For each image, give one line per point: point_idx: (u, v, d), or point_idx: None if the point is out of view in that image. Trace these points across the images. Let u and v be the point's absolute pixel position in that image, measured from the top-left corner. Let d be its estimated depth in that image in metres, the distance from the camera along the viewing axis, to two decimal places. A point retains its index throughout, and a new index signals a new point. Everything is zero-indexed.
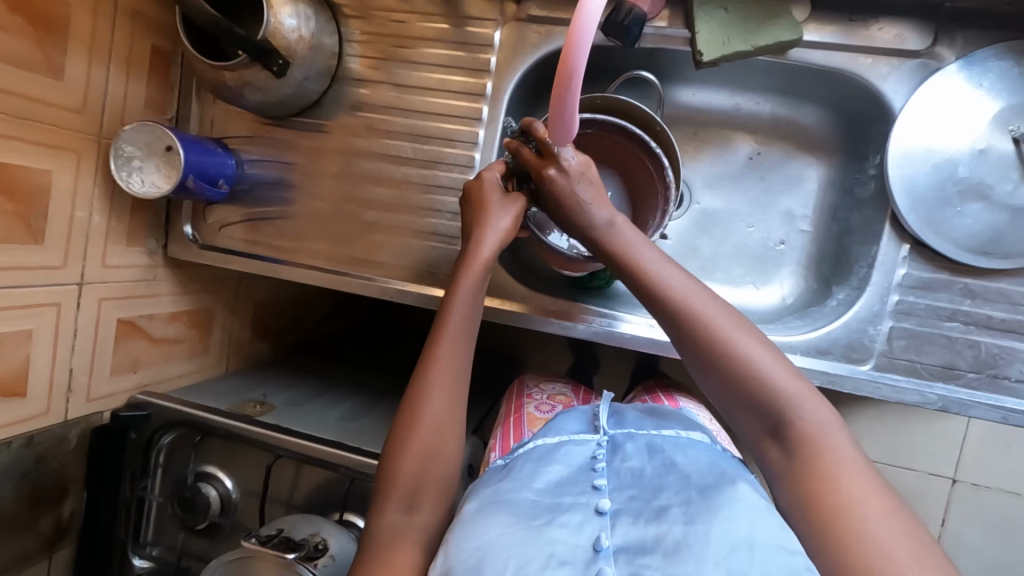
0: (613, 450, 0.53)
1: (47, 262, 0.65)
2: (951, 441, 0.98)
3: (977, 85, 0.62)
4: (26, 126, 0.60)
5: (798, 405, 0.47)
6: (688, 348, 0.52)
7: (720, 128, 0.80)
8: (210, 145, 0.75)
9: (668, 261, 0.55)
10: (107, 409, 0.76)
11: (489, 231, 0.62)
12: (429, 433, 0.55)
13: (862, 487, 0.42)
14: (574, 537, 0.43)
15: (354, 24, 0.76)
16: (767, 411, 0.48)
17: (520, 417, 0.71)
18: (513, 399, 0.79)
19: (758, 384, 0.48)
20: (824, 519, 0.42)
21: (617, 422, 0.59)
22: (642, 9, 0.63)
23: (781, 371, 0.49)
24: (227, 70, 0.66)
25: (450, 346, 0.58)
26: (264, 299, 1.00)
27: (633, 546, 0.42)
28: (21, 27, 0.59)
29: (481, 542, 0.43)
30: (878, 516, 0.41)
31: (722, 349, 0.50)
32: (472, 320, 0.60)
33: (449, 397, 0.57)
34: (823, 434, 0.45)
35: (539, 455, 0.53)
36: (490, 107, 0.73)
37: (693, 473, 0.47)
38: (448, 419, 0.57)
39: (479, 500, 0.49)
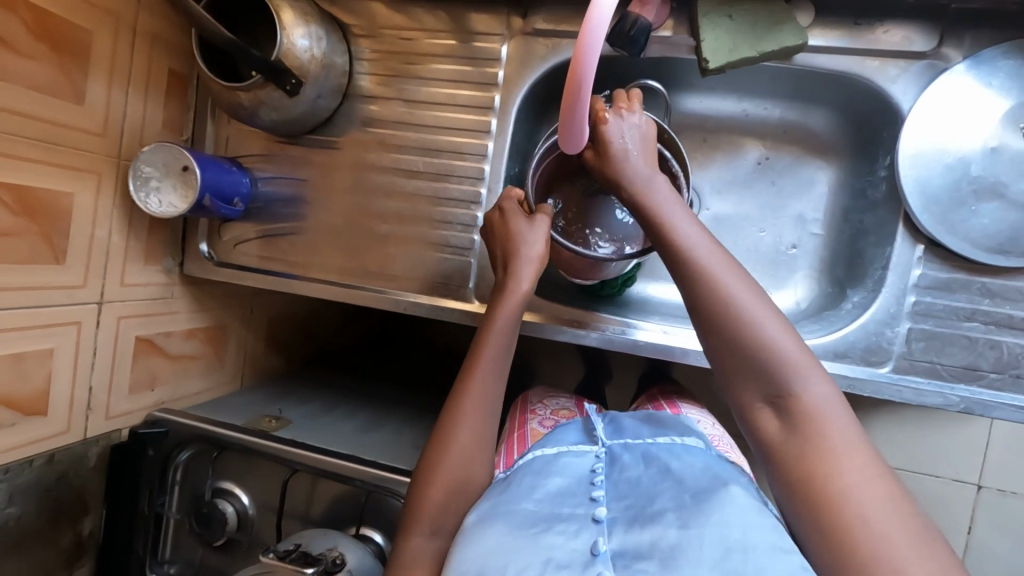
0: (611, 462, 0.52)
1: (69, 281, 0.66)
2: (974, 446, 0.96)
3: (987, 83, 0.62)
4: (49, 149, 0.62)
5: (805, 379, 0.46)
6: (697, 311, 0.50)
7: (728, 134, 0.81)
8: (225, 164, 0.76)
9: (689, 219, 0.53)
10: (126, 426, 0.77)
11: (523, 262, 0.62)
12: (457, 463, 0.56)
13: (859, 468, 0.43)
14: (570, 542, 0.44)
15: (364, 43, 0.77)
16: (772, 380, 0.47)
17: (524, 434, 0.70)
18: (516, 414, 0.76)
19: (768, 354, 0.47)
20: (820, 503, 0.42)
21: (615, 432, 0.58)
22: (647, 18, 0.64)
23: (794, 345, 0.47)
24: (242, 91, 0.68)
25: (482, 377, 0.60)
26: (278, 314, 1.01)
27: (630, 551, 0.42)
28: (45, 55, 0.61)
29: (480, 553, 0.44)
30: (876, 500, 0.41)
31: (734, 316, 0.48)
32: (506, 351, 0.62)
33: (478, 428, 0.58)
34: (825, 411, 0.45)
35: (538, 466, 0.53)
36: (499, 120, 0.74)
37: (688, 478, 0.47)
38: (476, 449, 0.58)
39: (480, 512, 0.49)
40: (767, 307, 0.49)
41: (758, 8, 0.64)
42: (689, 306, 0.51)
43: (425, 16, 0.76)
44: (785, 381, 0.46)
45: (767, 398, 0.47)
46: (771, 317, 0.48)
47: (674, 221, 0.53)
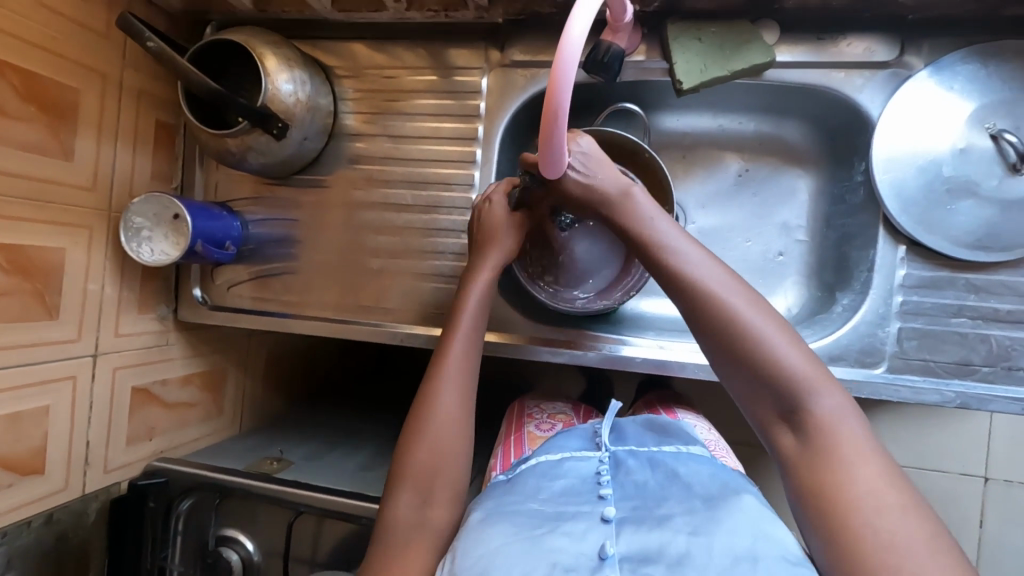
0: (617, 466, 0.53)
1: (63, 337, 0.66)
2: (977, 438, 0.97)
3: (949, 88, 0.64)
4: (40, 208, 0.63)
5: (819, 393, 0.46)
6: (705, 331, 0.50)
7: (707, 149, 0.83)
8: (215, 209, 0.77)
9: (687, 239, 0.53)
10: (125, 478, 0.76)
11: (492, 252, 0.64)
12: (437, 434, 0.56)
13: (875, 479, 0.43)
14: (576, 545, 0.43)
15: (348, 83, 0.79)
16: (786, 395, 0.47)
17: (521, 436, 0.70)
18: (512, 419, 0.76)
19: (779, 371, 0.47)
20: (833, 513, 0.42)
21: (618, 438, 0.58)
22: (620, 45, 0.66)
23: (805, 360, 0.47)
24: (229, 137, 0.69)
25: (458, 350, 0.60)
26: (274, 354, 1.01)
27: (636, 554, 0.42)
28: (35, 116, 0.62)
29: (483, 553, 0.43)
30: (893, 510, 0.41)
31: (743, 335, 0.48)
32: (474, 349, 0.61)
33: (458, 400, 0.58)
34: (840, 423, 0.45)
35: (541, 470, 0.53)
36: (483, 150, 0.76)
37: (697, 484, 0.48)
38: (455, 420, 0.58)
39: (485, 509, 0.49)
40: (774, 322, 0.49)
41: (724, 30, 0.67)
42: (697, 327, 0.51)
43: (405, 54, 0.78)
44: (798, 396, 0.46)
45: (782, 413, 0.47)
46: (779, 331, 0.48)
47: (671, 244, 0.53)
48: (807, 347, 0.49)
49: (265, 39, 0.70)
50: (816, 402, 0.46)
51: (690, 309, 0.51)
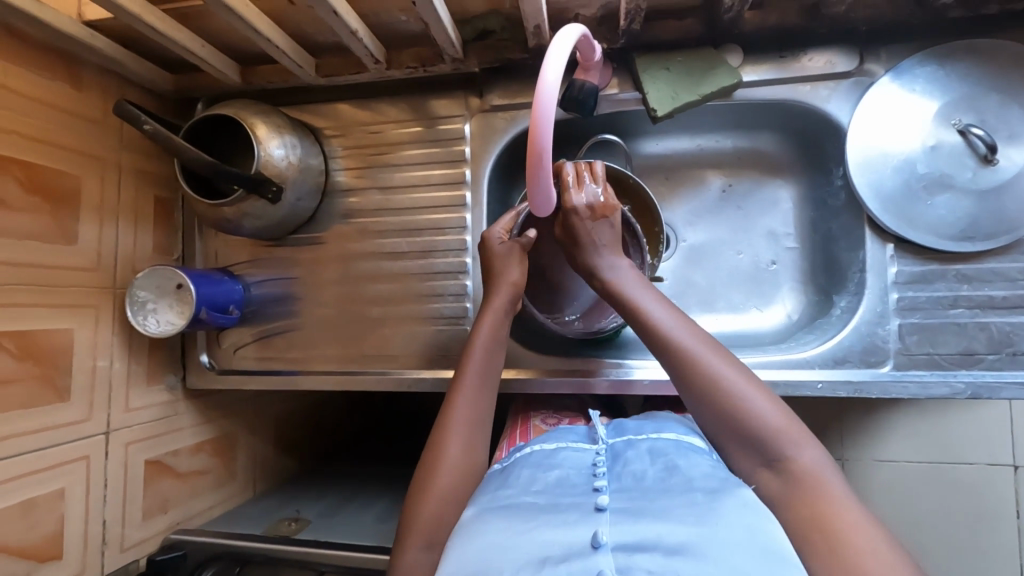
0: (615, 459, 0.54)
1: (74, 417, 0.66)
2: (999, 426, 0.95)
3: (911, 89, 0.67)
4: (47, 292, 0.64)
5: (797, 445, 0.47)
6: (685, 386, 0.52)
7: (689, 168, 0.85)
8: (217, 275, 0.78)
9: (665, 301, 0.57)
10: (142, 555, 0.75)
11: (501, 284, 0.65)
12: (452, 474, 0.56)
13: (860, 522, 0.43)
14: (568, 535, 0.42)
15: (336, 142, 0.82)
16: (766, 445, 0.48)
17: (527, 428, 0.75)
18: (518, 415, 0.81)
19: (757, 421, 0.49)
20: (822, 546, 0.41)
21: (617, 431, 0.60)
22: (592, 82, 0.69)
23: (782, 413, 0.49)
24: (226, 206, 0.71)
25: (471, 386, 0.61)
26: (283, 414, 1.01)
27: (632, 542, 0.41)
28: (38, 205, 0.64)
29: (479, 549, 0.43)
30: (879, 550, 0.41)
31: (721, 389, 0.50)
32: (485, 391, 0.62)
33: (471, 441, 0.59)
34: (818, 471, 0.46)
35: (536, 460, 0.55)
36: (472, 192, 0.78)
37: (697, 476, 0.48)
38: (471, 460, 0.58)
39: (478, 507, 0.49)
40: (751, 378, 0.52)
41: (690, 57, 0.70)
42: (678, 382, 0.53)
43: (388, 109, 0.81)
44: (778, 445, 0.48)
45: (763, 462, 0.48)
46: (757, 387, 0.51)
47: (650, 305, 0.56)
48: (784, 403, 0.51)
49: (254, 110, 0.73)
50: (795, 452, 0.47)
51: (671, 366, 0.53)
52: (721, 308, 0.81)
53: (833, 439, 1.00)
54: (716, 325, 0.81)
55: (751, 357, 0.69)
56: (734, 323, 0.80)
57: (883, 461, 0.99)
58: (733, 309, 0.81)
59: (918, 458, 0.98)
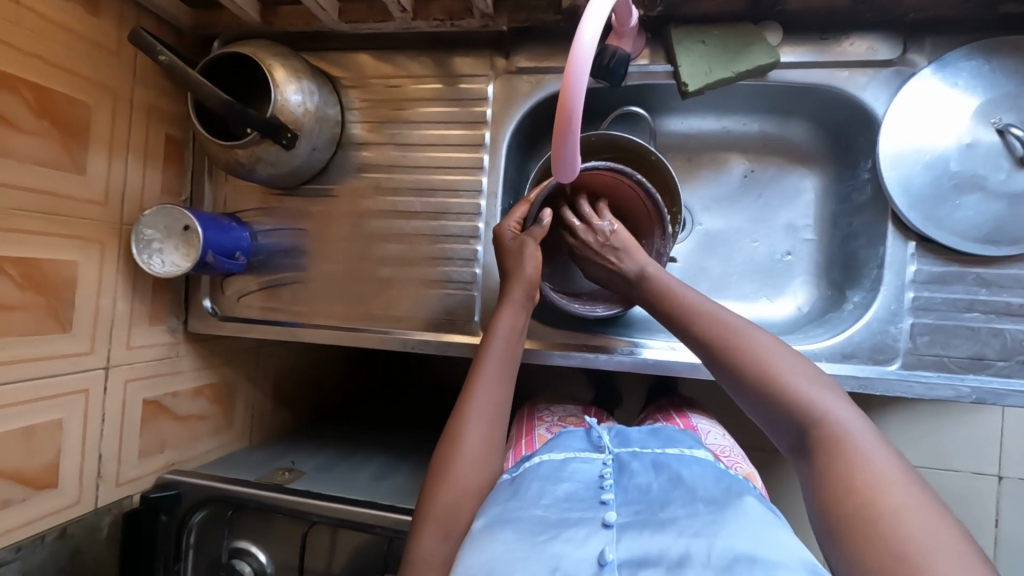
0: (621, 470, 0.55)
1: (75, 349, 0.66)
2: (990, 436, 0.96)
3: (953, 84, 0.65)
4: (54, 221, 0.63)
5: (830, 414, 0.47)
6: (715, 364, 0.54)
7: (713, 151, 0.83)
8: (225, 221, 0.77)
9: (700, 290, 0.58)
10: (137, 492, 0.75)
11: (517, 284, 0.65)
12: (471, 464, 0.57)
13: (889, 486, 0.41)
14: (577, 551, 0.44)
15: (354, 94, 0.80)
16: (797, 418, 0.48)
17: (532, 438, 0.72)
18: (523, 421, 0.79)
19: (788, 393, 0.49)
20: (849, 518, 0.41)
21: (622, 440, 0.60)
22: (625, 50, 0.67)
23: (815, 385, 0.49)
24: (239, 149, 0.69)
25: (488, 378, 0.61)
26: (283, 367, 1.01)
27: (636, 557, 0.43)
28: (47, 130, 0.62)
29: (489, 560, 0.45)
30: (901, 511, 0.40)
31: (751, 362, 0.51)
32: (503, 383, 0.62)
33: (489, 429, 0.59)
34: (854, 438, 0.45)
35: (546, 472, 0.55)
36: (491, 157, 0.76)
37: (700, 487, 0.49)
38: (487, 450, 0.58)
39: (488, 516, 0.50)
40: (786, 353, 0.52)
41: (727, 31, 0.67)
42: (713, 366, 0.55)
43: (411, 63, 0.79)
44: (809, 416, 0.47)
45: (797, 436, 0.48)
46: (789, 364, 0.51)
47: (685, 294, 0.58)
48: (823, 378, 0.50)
49: (273, 51, 0.71)
50: (828, 420, 0.46)
51: (700, 347, 0.55)
52: (731, 295, 0.80)
53: None
54: None
55: None
56: (742, 310, 0.80)
57: None
58: (743, 298, 0.80)
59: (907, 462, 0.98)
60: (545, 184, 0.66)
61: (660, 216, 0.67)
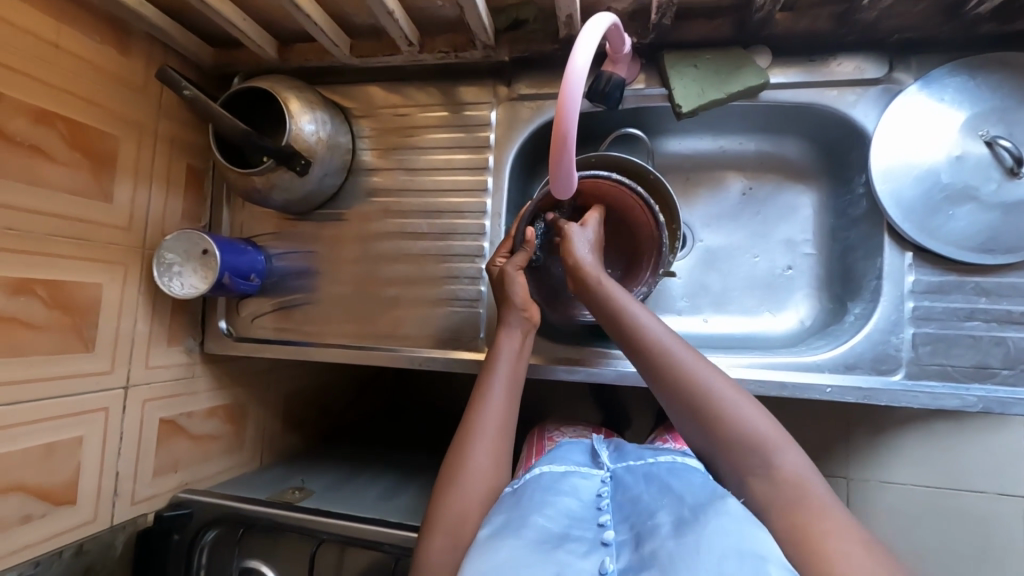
0: (617, 486, 0.55)
1: (97, 368, 0.69)
2: (1008, 452, 0.94)
3: (939, 99, 0.67)
4: (81, 246, 0.67)
5: (779, 450, 0.50)
6: (670, 397, 0.55)
7: (711, 170, 0.86)
8: (241, 244, 0.81)
9: (649, 312, 0.59)
10: (151, 510, 0.77)
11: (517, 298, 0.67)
12: (477, 476, 0.58)
13: (834, 518, 0.45)
14: (580, 562, 0.45)
15: (364, 123, 0.84)
16: (749, 454, 0.50)
17: (542, 458, 0.72)
18: (534, 441, 0.79)
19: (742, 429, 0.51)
20: (804, 550, 0.44)
21: (619, 455, 0.61)
22: (620, 75, 0.70)
23: (764, 420, 0.52)
24: (256, 176, 0.73)
25: (498, 389, 0.63)
26: (294, 388, 1.04)
27: (635, 565, 0.44)
28: (78, 161, 0.66)
29: (492, 565, 0.45)
30: (848, 541, 0.44)
31: (703, 392, 0.53)
32: (511, 398, 0.63)
33: (495, 442, 0.60)
34: (802, 475, 0.49)
35: (548, 481, 0.55)
36: (494, 179, 0.80)
37: (687, 492, 0.49)
38: (493, 463, 0.59)
39: (493, 525, 0.51)
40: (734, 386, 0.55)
41: (717, 55, 0.70)
42: (663, 391, 0.56)
43: (417, 93, 0.83)
44: (762, 451, 0.50)
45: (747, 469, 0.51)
46: (736, 395, 0.53)
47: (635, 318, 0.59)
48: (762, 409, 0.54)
49: (288, 85, 0.75)
50: (777, 456, 0.50)
51: (655, 380, 0.56)
52: (733, 310, 0.82)
53: (839, 455, 1.00)
54: (728, 326, 0.81)
55: (760, 356, 0.69)
56: (745, 324, 0.80)
57: (890, 483, 0.98)
58: (745, 312, 0.81)
59: (925, 481, 0.96)
60: (533, 206, 0.69)
61: (645, 203, 0.69)
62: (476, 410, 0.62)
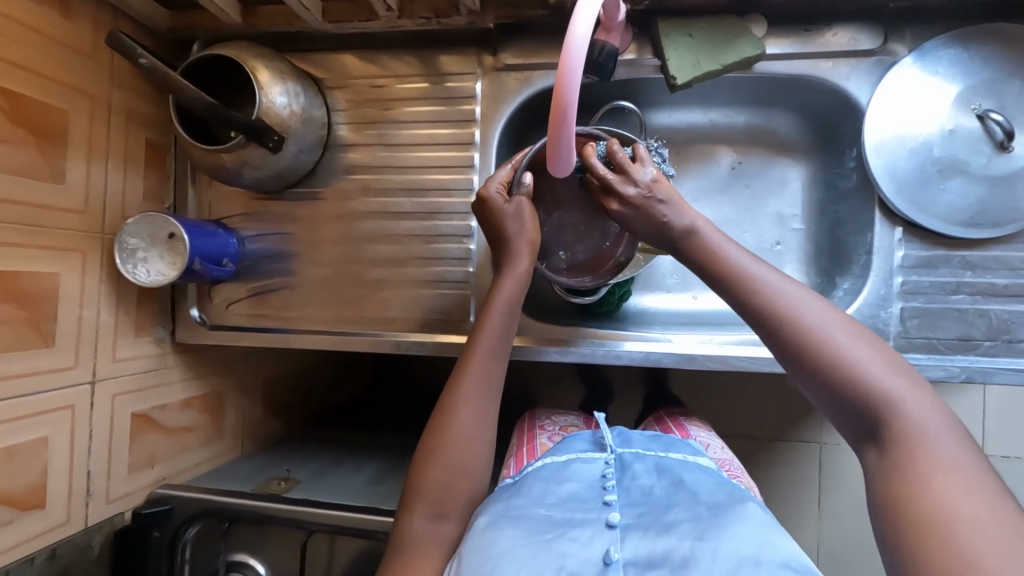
0: (623, 470, 0.55)
1: (59, 363, 0.64)
2: (972, 414, 0.99)
3: (934, 71, 0.66)
4: (32, 232, 0.61)
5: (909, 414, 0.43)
6: (775, 346, 0.50)
7: (701, 144, 0.84)
8: (210, 227, 0.75)
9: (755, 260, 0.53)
10: (127, 509, 0.73)
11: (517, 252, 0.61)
12: (462, 446, 0.56)
13: (965, 490, 0.38)
14: (583, 551, 0.44)
15: (339, 95, 0.79)
16: (866, 410, 0.44)
17: (534, 447, 0.70)
18: (524, 430, 0.77)
19: (867, 385, 0.44)
20: (912, 524, 0.39)
21: (624, 441, 0.60)
22: (614, 43, 0.67)
23: (900, 382, 0.45)
24: (224, 153, 0.68)
25: (485, 358, 0.60)
26: (273, 374, 1.00)
27: (643, 558, 0.43)
28: (22, 138, 0.60)
29: (490, 553, 0.45)
30: (980, 520, 0.37)
31: (817, 343, 0.47)
32: (498, 362, 0.61)
33: (480, 409, 0.58)
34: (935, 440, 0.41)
35: (548, 472, 0.55)
36: (481, 154, 0.76)
37: (702, 492, 0.50)
38: (477, 433, 0.57)
39: (492, 513, 0.50)
40: (861, 335, 0.47)
41: (713, 23, 0.68)
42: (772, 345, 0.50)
43: (396, 62, 0.78)
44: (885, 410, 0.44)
45: (867, 428, 0.45)
46: (859, 342, 0.47)
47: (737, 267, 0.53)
48: (899, 363, 0.46)
49: (255, 53, 0.69)
50: (904, 414, 0.43)
51: (762, 322, 0.51)
52: None
53: (815, 422, 1.03)
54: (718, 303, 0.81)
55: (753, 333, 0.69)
56: None
57: None
58: None
59: None
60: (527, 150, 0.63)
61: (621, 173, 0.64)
62: (464, 374, 0.59)
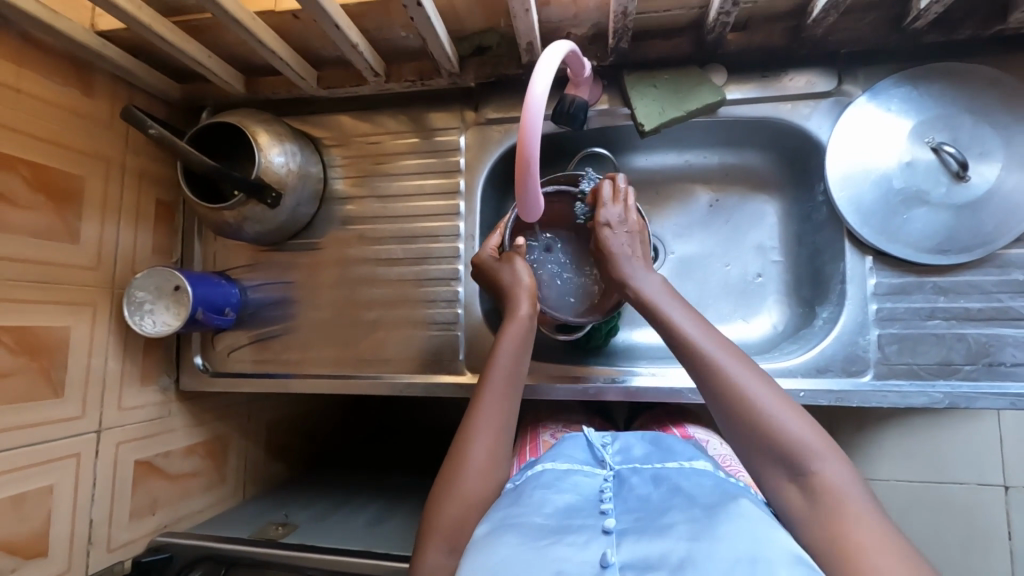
0: (620, 484, 0.55)
1: (68, 414, 0.67)
2: (989, 443, 0.96)
3: (887, 109, 0.70)
4: (48, 289, 0.66)
5: (821, 459, 0.47)
6: (709, 394, 0.53)
7: (678, 184, 0.88)
8: (215, 278, 0.80)
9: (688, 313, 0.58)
10: (128, 557, 0.74)
11: (522, 295, 0.67)
12: (477, 476, 0.57)
13: (871, 531, 0.42)
14: (580, 554, 0.44)
15: (336, 152, 0.85)
16: (787, 460, 0.48)
17: (537, 443, 0.78)
18: (528, 429, 0.84)
19: (783, 437, 0.48)
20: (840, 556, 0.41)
21: (623, 456, 0.60)
22: (583, 97, 0.72)
23: (809, 427, 0.49)
24: (227, 211, 0.73)
25: (493, 392, 0.62)
26: (274, 421, 1.02)
27: (639, 562, 0.43)
28: (42, 204, 0.66)
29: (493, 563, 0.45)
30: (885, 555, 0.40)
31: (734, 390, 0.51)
32: (509, 397, 0.62)
33: (493, 443, 0.59)
34: (840, 486, 0.45)
35: (547, 480, 0.55)
36: (467, 202, 0.81)
37: (698, 493, 0.50)
38: (494, 467, 0.58)
39: (491, 523, 0.50)
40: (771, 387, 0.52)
41: (677, 74, 0.73)
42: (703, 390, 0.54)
43: (388, 120, 0.84)
44: (799, 460, 0.47)
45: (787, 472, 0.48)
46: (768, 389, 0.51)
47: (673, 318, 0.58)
48: (804, 412, 0.50)
49: (257, 118, 0.76)
50: (810, 460, 0.47)
51: (700, 381, 0.54)
52: (709, 317, 0.83)
53: None
54: None
55: None
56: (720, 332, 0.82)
57: (872, 479, 0.99)
58: (721, 320, 0.83)
59: (906, 475, 0.98)
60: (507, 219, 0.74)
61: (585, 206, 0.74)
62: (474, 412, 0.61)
